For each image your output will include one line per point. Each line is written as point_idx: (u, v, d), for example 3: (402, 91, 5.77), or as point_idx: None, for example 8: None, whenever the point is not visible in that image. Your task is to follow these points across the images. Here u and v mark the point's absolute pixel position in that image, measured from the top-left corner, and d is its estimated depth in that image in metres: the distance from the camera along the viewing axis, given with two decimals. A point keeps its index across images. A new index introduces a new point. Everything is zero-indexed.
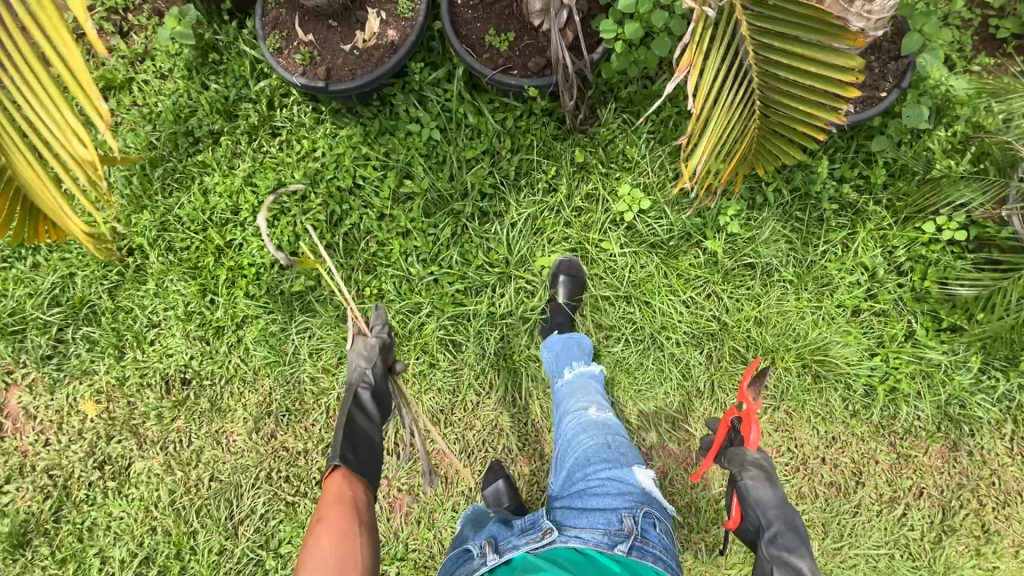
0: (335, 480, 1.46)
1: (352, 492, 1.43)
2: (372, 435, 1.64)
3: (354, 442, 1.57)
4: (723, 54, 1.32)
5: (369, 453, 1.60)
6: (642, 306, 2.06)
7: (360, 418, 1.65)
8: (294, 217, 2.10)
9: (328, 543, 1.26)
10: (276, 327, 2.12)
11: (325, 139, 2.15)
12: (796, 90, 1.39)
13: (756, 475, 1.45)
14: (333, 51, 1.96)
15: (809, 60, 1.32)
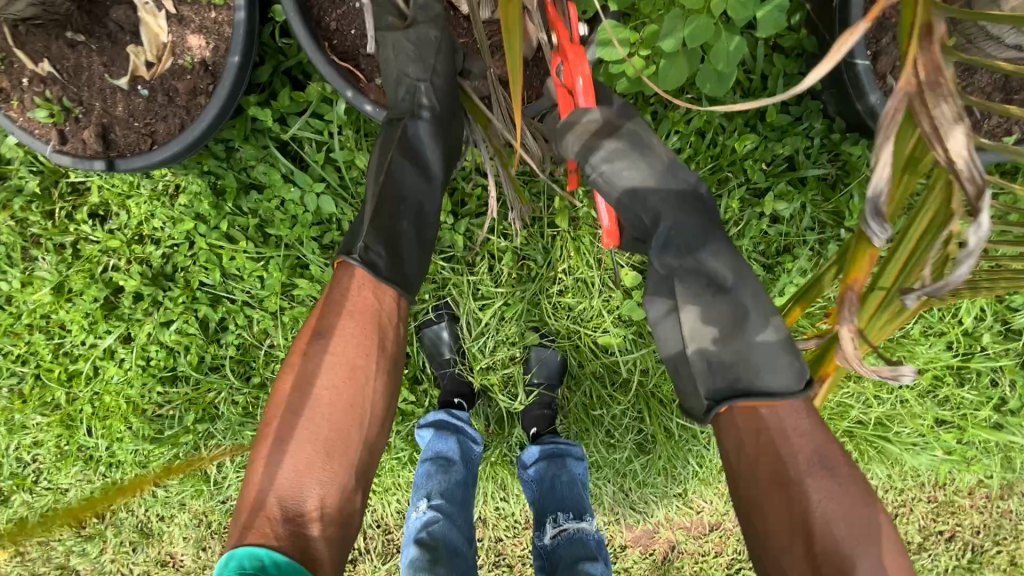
0: (349, 285, 0.90)
1: (361, 309, 0.90)
2: (423, 204, 0.99)
3: (381, 211, 0.93)
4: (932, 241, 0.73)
5: (416, 240, 0.99)
6: (656, 419, 1.49)
7: (404, 177, 0.97)
8: (153, 330, 1.45)
9: (300, 432, 0.86)
10: (174, 462, 1.61)
11: (160, 208, 1.37)
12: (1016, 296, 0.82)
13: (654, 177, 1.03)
14: (105, 90, 1.07)
15: None
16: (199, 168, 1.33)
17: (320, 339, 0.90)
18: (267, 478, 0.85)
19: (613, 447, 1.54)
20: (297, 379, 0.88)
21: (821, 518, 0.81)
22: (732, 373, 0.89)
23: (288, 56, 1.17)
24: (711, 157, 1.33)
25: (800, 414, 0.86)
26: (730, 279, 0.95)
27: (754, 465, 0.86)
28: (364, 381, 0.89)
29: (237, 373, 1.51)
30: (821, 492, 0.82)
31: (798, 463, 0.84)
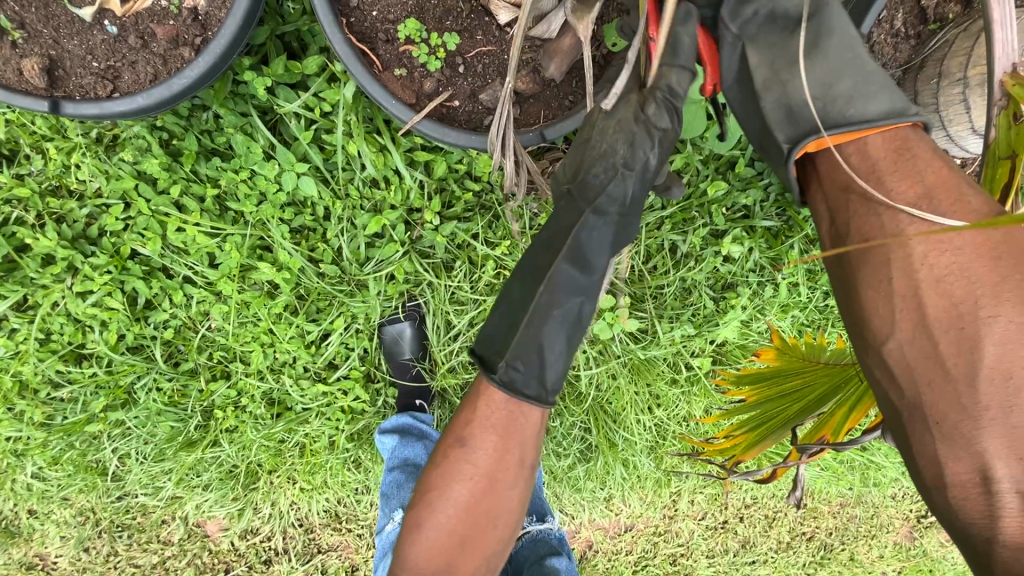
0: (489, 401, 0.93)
1: (504, 423, 0.92)
2: (565, 265, 0.92)
3: (530, 284, 0.94)
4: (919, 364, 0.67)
5: (550, 296, 0.92)
6: (602, 431, 1.56)
7: (559, 267, 0.92)
8: (63, 299, 1.24)
9: (436, 523, 0.91)
10: (66, 449, 1.37)
11: (90, 159, 1.17)
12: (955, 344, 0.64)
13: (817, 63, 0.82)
14: (59, 15, 0.90)
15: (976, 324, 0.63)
16: (150, 123, 1.16)
17: (465, 432, 0.93)
18: (436, 513, 0.91)
19: (559, 456, 1.60)
20: (442, 472, 0.93)
21: (931, 284, 0.67)
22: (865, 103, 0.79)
23: (287, 20, 1.10)
24: (684, 195, 1.44)
25: (907, 151, 0.75)
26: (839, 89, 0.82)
27: (843, 234, 0.76)
28: (521, 484, 0.94)
29: (164, 356, 1.34)
30: (932, 244, 0.67)
31: (892, 215, 0.71)
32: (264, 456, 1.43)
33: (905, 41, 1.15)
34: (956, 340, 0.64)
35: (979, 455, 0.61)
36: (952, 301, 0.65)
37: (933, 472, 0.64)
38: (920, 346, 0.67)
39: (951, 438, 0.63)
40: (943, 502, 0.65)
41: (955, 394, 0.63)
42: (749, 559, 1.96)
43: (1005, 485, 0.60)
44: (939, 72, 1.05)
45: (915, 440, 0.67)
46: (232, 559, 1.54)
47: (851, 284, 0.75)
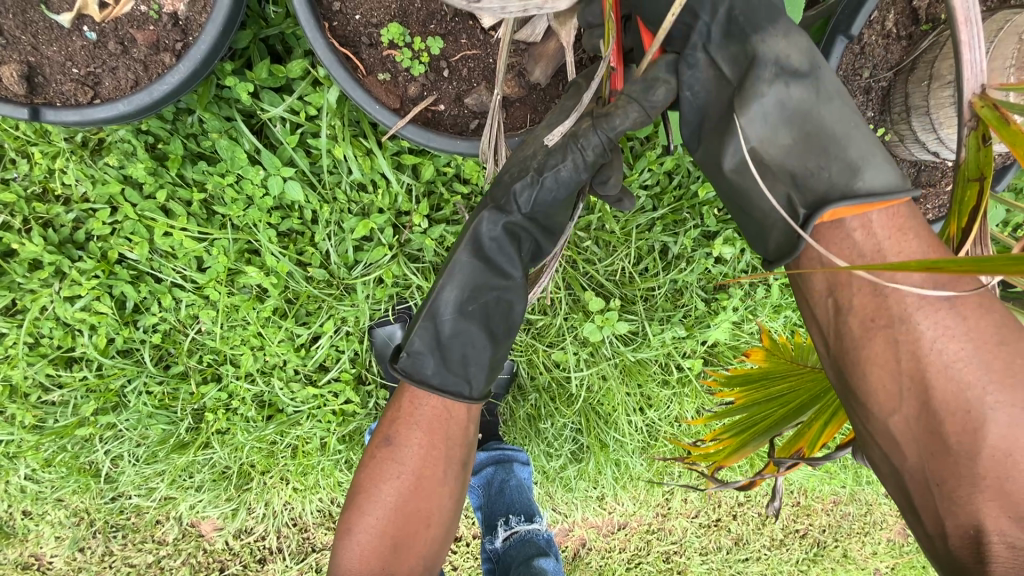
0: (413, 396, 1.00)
1: (431, 420, 0.99)
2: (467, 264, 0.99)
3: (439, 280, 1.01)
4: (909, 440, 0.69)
5: (457, 296, 0.99)
6: (594, 432, 1.56)
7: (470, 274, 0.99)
8: (51, 303, 1.24)
9: (366, 521, 0.96)
10: (58, 452, 1.37)
11: (75, 164, 1.16)
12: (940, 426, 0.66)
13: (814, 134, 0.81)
14: (37, 21, 0.89)
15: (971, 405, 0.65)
16: (134, 127, 1.15)
17: (391, 431, 0.99)
18: (366, 516, 0.96)
19: (551, 456, 1.60)
20: (372, 470, 0.99)
21: (939, 368, 0.67)
22: (827, 184, 0.79)
23: (270, 23, 1.09)
24: (675, 197, 1.43)
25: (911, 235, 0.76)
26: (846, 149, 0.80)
27: (846, 307, 0.76)
28: (450, 486, 1.01)
29: (154, 359, 1.34)
30: (942, 330, 0.68)
31: (902, 298, 0.71)
32: (256, 457, 1.43)
33: (897, 42, 1.14)
34: (962, 421, 0.65)
35: (975, 513, 0.62)
36: (958, 384, 0.66)
37: (934, 525, 0.65)
38: (923, 422, 0.68)
39: (949, 498, 0.64)
40: (939, 550, 0.65)
41: (955, 464, 0.64)
42: (742, 556, 1.96)
43: (994, 536, 0.60)
44: (930, 75, 1.04)
45: (919, 501, 0.68)
46: (226, 558, 1.55)
47: (854, 353, 0.74)
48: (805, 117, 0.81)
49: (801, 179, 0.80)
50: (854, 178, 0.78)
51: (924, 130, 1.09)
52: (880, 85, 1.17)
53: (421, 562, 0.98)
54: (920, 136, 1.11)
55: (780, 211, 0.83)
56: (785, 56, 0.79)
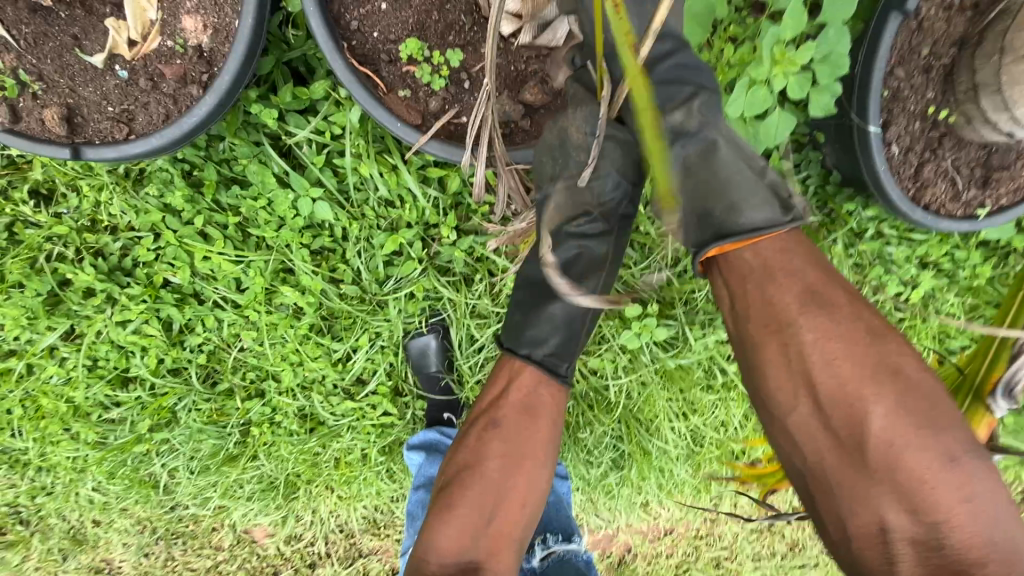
0: (519, 385, 1.07)
1: (543, 405, 1.06)
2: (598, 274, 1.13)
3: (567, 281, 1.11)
4: (806, 426, 0.77)
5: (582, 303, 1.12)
6: (635, 439, 1.52)
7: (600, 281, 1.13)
8: (105, 328, 1.31)
9: (467, 500, 0.97)
10: (119, 464, 1.44)
11: (119, 195, 1.21)
12: (817, 421, 0.76)
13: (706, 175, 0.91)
14: (76, 68, 0.94)
15: (845, 405, 0.74)
16: (171, 156, 1.19)
17: (498, 414, 1.04)
18: (469, 489, 0.98)
19: (591, 464, 1.56)
20: (471, 453, 1.02)
21: (822, 369, 0.76)
22: (715, 221, 0.88)
23: (292, 46, 1.10)
24: None
25: (790, 254, 0.85)
26: (742, 196, 0.88)
27: (746, 317, 0.85)
28: (548, 469, 1.05)
29: (202, 377, 1.39)
30: (822, 334, 0.77)
31: (790, 310, 0.81)
32: (301, 467, 1.46)
33: (960, 13, 1.04)
34: (847, 416, 0.73)
35: (874, 508, 0.70)
36: (840, 382, 0.74)
37: (839, 526, 0.73)
38: (816, 421, 0.76)
39: (851, 498, 0.72)
40: (847, 554, 0.73)
41: (845, 462, 0.73)
42: (799, 563, 1.86)
43: (898, 533, 0.69)
44: (1001, 48, 0.93)
45: (821, 499, 0.76)
46: (279, 563, 1.59)
47: (752, 359, 0.83)
48: (696, 167, 0.92)
49: (694, 215, 0.91)
50: (737, 216, 0.87)
51: (995, 107, 0.98)
52: (942, 62, 1.07)
53: (516, 539, 0.97)
54: (992, 115, 1.00)
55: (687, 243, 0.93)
56: (677, 119, 0.94)
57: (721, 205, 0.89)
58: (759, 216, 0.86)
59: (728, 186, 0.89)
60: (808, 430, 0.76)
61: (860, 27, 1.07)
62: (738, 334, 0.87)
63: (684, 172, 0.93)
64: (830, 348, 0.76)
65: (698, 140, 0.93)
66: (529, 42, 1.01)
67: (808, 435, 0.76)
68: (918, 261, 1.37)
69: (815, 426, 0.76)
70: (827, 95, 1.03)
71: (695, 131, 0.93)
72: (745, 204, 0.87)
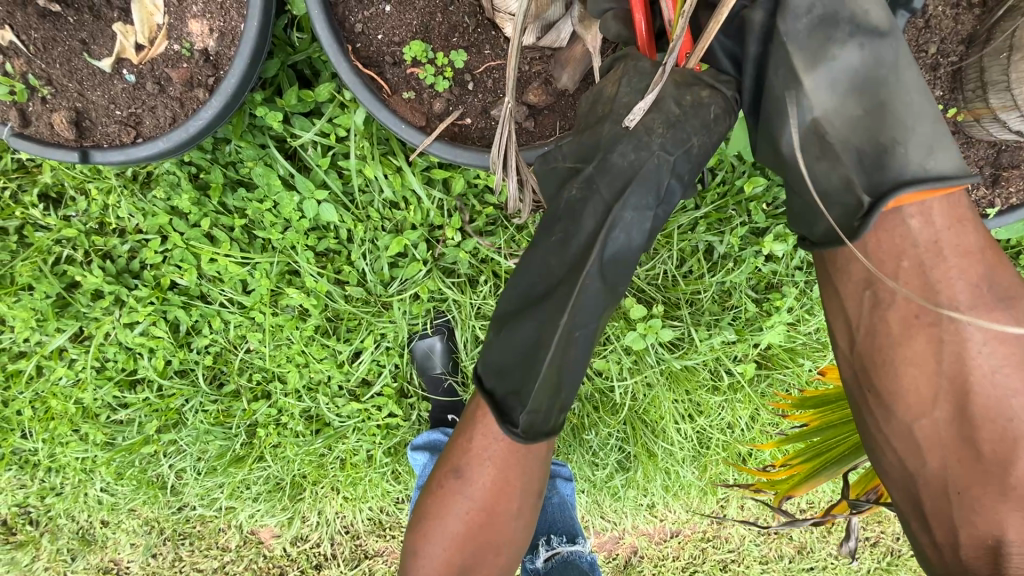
0: (480, 434, 0.98)
1: (503, 455, 0.97)
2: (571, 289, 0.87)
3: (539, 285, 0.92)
4: (933, 431, 0.73)
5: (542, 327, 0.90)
6: (641, 441, 1.51)
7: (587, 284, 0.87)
8: (113, 330, 1.32)
9: (433, 548, 1.01)
10: (127, 465, 1.45)
11: (127, 198, 1.22)
12: (957, 428, 0.72)
13: (883, 101, 0.79)
14: (84, 72, 0.95)
15: (995, 418, 0.70)
16: (178, 159, 1.20)
17: (461, 463, 1.00)
18: (434, 542, 1.01)
19: (597, 466, 1.55)
20: (439, 501, 1.02)
21: (984, 377, 0.71)
22: (896, 161, 0.77)
23: (297, 49, 1.11)
24: (719, 195, 1.35)
25: (967, 227, 0.76)
26: (925, 130, 0.77)
27: (883, 302, 0.78)
28: (520, 514, 1.02)
29: (208, 379, 1.40)
30: (990, 338, 0.71)
31: (951, 300, 0.73)
32: (307, 468, 1.46)
33: (969, 10, 1.03)
34: (998, 429, 0.69)
35: (996, 523, 0.67)
36: (1003, 393, 0.70)
37: (948, 535, 0.70)
38: (954, 429, 0.72)
39: (967, 509, 0.69)
40: (944, 560, 0.71)
41: (984, 472, 0.69)
42: (806, 566, 1.84)
43: (1014, 547, 0.66)
44: (1010, 45, 0.92)
45: (932, 506, 0.73)
46: (285, 564, 1.60)
47: (888, 349, 0.77)
48: (870, 90, 0.79)
49: (861, 154, 0.79)
50: (924, 157, 0.76)
51: (1003, 107, 0.97)
52: (950, 60, 1.06)
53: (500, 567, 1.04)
54: (1000, 114, 0.99)
55: (833, 195, 0.82)
56: (864, 17, 0.79)
57: (904, 146, 0.77)
58: (940, 161, 0.76)
59: (909, 123, 0.78)
60: (942, 435, 0.73)
61: None
62: (861, 319, 0.80)
63: (857, 94, 0.80)
64: (1002, 349, 0.71)
65: (883, 50, 0.79)
66: (533, 43, 1.00)
67: (938, 442, 0.73)
68: None
69: (948, 433, 0.72)
70: None
71: (884, 34, 0.79)
72: (929, 143, 0.77)
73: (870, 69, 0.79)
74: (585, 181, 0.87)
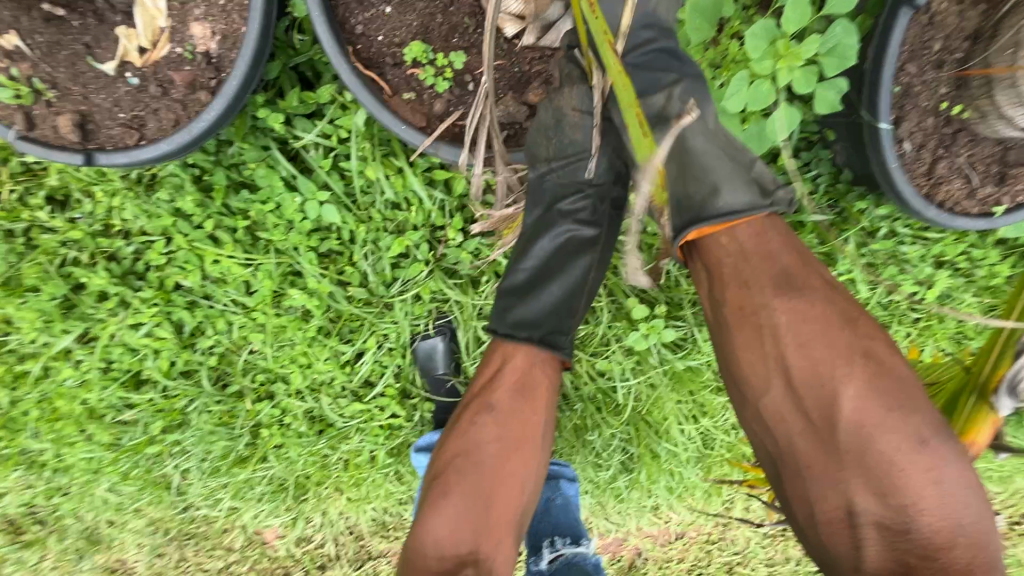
0: (509, 370, 1.05)
1: (535, 385, 1.04)
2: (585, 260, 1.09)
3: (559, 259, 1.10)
4: (785, 410, 0.82)
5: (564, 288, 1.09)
6: (644, 442, 1.50)
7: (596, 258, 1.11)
8: (118, 331, 1.33)
9: (459, 487, 0.96)
10: (132, 465, 1.46)
11: (132, 200, 1.24)
12: (793, 408, 0.81)
13: (691, 160, 0.96)
14: (89, 76, 0.96)
15: (815, 388, 0.79)
16: (181, 161, 1.21)
17: (490, 399, 1.03)
18: (462, 478, 0.96)
19: (600, 467, 1.55)
20: (464, 441, 1.00)
21: (797, 353, 0.81)
22: (696, 207, 0.93)
23: (299, 51, 1.12)
24: None
25: (767, 237, 0.90)
26: (723, 182, 0.93)
27: (722, 302, 0.90)
28: (543, 453, 1.04)
29: (213, 380, 1.40)
30: (794, 317, 0.82)
31: (764, 295, 0.85)
32: (311, 469, 1.47)
33: (973, 7, 1.03)
34: (819, 397, 0.79)
35: (843, 493, 0.76)
36: (812, 365, 0.80)
37: (809, 511, 0.79)
38: (789, 403, 0.82)
39: (819, 482, 0.78)
40: (819, 539, 0.79)
41: (822, 446, 0.78)
42: (813, 568, 1.83)
43: (865, 517, 0.75)
44: (1016, 41, 0.91)
45: (792, 486, 0.82)
46: (289, 564, 1.60)
47: (726, 341, 0.89)
48: (681, 152, 0.97)
49: (679, 204, 0.95)
50: (717, 199, 0.91)
51: (1012, 102, 0.96)
52: (954, 57, 1.05)
53: (509, 529, 0.96)
54: (1008, 110, 0.97)
55: (665, 230, 0.98)
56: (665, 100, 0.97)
57: (711, 192, 0.92)
58: (735, 200, 0.91)
59: (713, 174, 0.93)
60: (784, 413, 0.82)
61: (869, 23, 1.06)
62: (713, 316, 0.93)
63: (671, 157, 0.97)
64: (808, 329, 0.81)
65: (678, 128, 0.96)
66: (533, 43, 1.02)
67: (777, 420, 0.83)
68: (933, 260, 1.34)
69: (789, 412, 0.81)
70: (832, 91, 1.03)
71: (682, 116, 0.96)
72: (723, 188, 0.92)
73: (680, 135, 0.96)
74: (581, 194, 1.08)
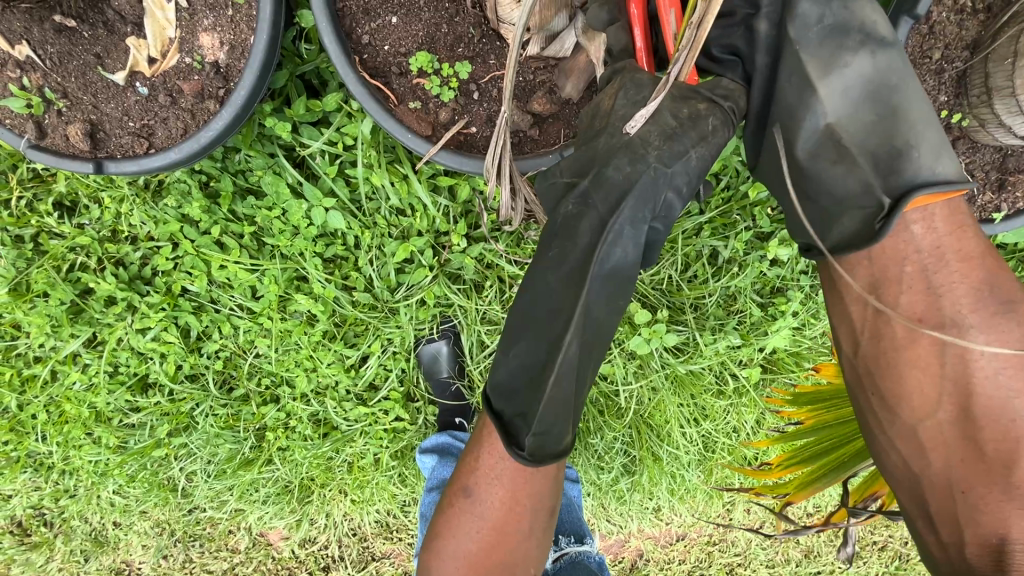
0: (487, 458, 1.01)
1: (512, 475, 0.98)
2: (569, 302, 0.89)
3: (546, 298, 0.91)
4: (941, 431, 0.80)
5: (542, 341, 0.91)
6: (646, 445, 1.52)
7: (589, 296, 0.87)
8: (125, 335, 1.34)
9: (447, 561, 1.04)
10: (138, 467, 1.47)
11: (139, 207, 1.25)
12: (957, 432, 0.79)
13: (887, 110, 0.84)
14: (99, 85, 0.97)
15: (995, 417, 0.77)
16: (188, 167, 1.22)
17: (470, 483, 1.03)
18: (448, 556, 1.04)
19: (602, 470, 1.56)
20: (450, 517, 1.05)
21: (983, 381, 0.78)
22: (905, 164, 0.82)
23: (305, 60, 1.13)
24: (723, 200, 1.35)
25: (966, 238, 0.85)
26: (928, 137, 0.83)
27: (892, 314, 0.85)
28: (532, 536, 1.03)
29: (218, 384, 1.42)
30: (994, 341, 0.79)
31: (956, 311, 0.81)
32: (315, 472, 1.48)
33: (972, 17, 1.04)
34: (1000, 429, 0.76)
35: (1001, 523, 0.73)
36: (1005, 396, 0.77)
37: (953, 534, 0.76)
38: (956, 430, 0.79)
39: (977, 507, 0.75)
40: (956, 557, 0.76)
41: (989, 472, 0.75)
42: (812, 569, 1.84)
43: (1016, 544, 0.72)
44: (1014, 51, 0.93)
45: (934, 510, 0.79)
46: (294, 565, 1.62)
47: (896, 351, 0.85)
48: (880, 95, 0.84)
49: (879, 160, 0.84)
50: (931, 161, 0.82)
51: (1009, 111, 0.97)
52: (954, 66, 1.06)
53: None
54: (1005, 119, 0.99)
55: (851, 197, 0.86)
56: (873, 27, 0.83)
57: (917, 149, 0.82)
58: (941, 160, 0.82)
59: (918, 127, 0.83)
60: (946, 437, 0.80)
61: None
62: (868, 322, 0.88)
63: (868, 99, 0.84)
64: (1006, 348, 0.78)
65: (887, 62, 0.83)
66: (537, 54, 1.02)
67: (939, 442, 0.80)
68: None
69: (951, 435, 0.79)
70: None
71: (891, 42, 0.83)
72: (936, 146, 0.82)
73: (884, 78, 0.83)
74: (581, 196, 0.88)
